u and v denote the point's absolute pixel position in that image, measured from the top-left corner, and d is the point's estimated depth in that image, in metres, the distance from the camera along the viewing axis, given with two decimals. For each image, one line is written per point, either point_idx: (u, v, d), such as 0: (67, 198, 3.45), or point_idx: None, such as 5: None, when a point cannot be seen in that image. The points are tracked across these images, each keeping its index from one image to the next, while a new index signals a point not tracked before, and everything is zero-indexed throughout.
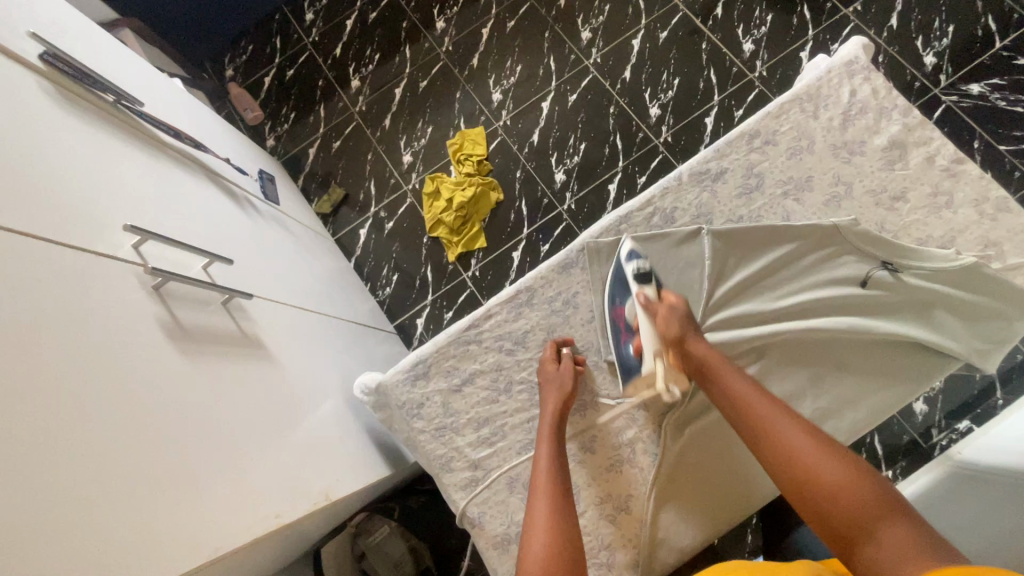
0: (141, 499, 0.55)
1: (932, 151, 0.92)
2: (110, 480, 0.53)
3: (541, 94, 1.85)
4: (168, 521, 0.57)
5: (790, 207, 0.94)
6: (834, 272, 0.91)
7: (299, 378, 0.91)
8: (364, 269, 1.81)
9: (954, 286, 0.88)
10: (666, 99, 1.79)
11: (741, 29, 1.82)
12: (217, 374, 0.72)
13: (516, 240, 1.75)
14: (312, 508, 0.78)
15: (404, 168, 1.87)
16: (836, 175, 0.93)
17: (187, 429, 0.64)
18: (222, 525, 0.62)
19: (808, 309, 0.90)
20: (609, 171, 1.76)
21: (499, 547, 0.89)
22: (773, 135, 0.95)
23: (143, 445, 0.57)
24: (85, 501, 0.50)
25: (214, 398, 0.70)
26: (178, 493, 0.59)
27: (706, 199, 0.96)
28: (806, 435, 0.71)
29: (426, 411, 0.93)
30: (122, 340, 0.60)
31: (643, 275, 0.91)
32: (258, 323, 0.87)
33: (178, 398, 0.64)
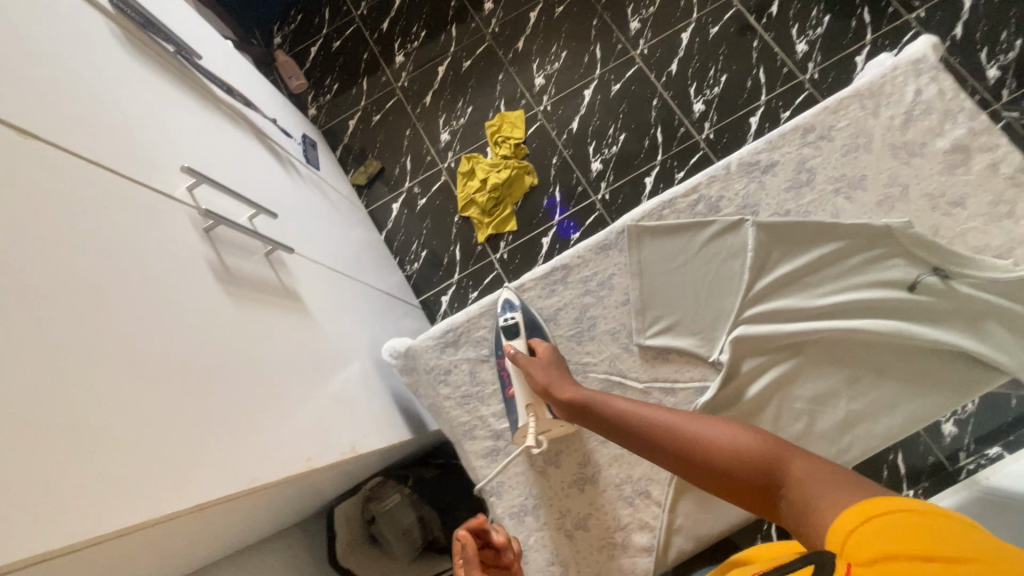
0: (184, 426, 0.57)
1: (997, 157, 0.88)
2: (153, 402, 0.54)
3: (585, 81, 1.84)
4: (206, 451, 0.58)
5: (840, 205, 0.91)
6: (884, 274, 0.88)
7: (332, 336, 0.92)
8: (394, 243, 1.83)
9: (1009, 297, 0.85)
10: (711, 95, 1.76)
11: (796, 29, 1.77)
12: (256, 320, 0.73)
13: (547, 226, 1.74)
14: (337, 459, 0.79)
15: (441, 146, 1.88)
16: (892, 176, 0.91)
17: (226, 366, 0.65)
18: (254, 463, 0.64)
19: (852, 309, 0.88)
20: (647, 164, 1.74)
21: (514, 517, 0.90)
22: (829, 131, 0.93)
23: (185, 374, 0.59)
24: (129, 421, 0.51)
25: (252, 341, 0.71)
26: (213, 424, 0.60)
27: (753, 191, 0.94)
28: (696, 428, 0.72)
29: (452, 378, 0.94)
30: (174, 274, 0.62)
31: (512, 328, 0.92)
32: (297, 278, 0.89)
33: (221, 336, 0.66)
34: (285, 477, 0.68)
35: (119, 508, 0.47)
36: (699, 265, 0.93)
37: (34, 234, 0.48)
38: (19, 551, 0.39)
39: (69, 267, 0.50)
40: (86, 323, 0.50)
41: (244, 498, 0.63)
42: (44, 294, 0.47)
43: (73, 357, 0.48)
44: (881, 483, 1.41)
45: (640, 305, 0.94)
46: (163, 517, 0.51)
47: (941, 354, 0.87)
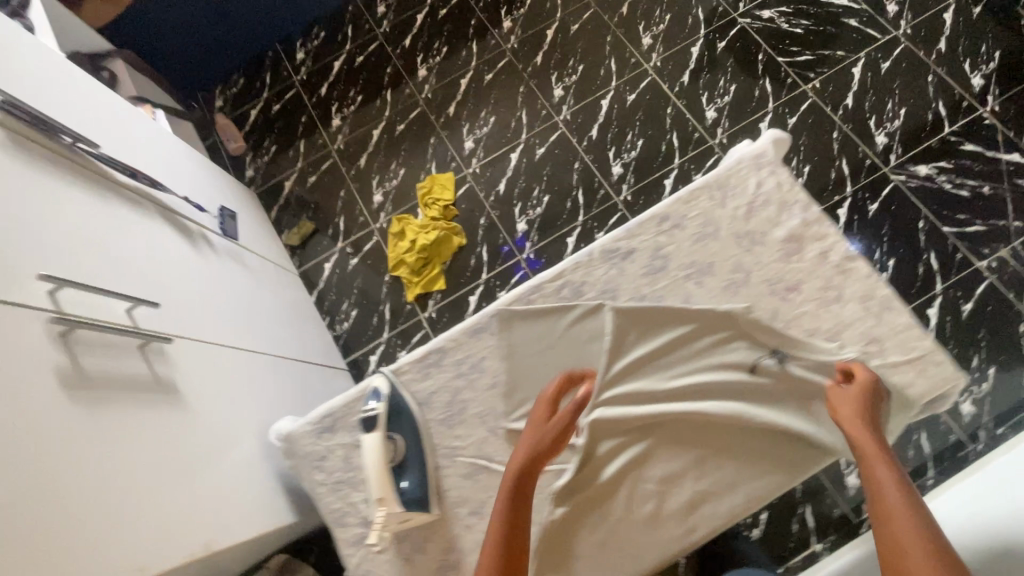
0: None
1: (827, 246, 0.94)
2: None
3: (511, 145, 1.92)
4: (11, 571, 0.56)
5: (690, 290, 0.97)
6: (725, 357, 0.96)
7: (211, 424, 0.93)
8: (325, 302, 1.85)
9: (829, 379, 0.94)
10: (629, 159, 1.86)
11: (705, 96, 1.90)
12: (103, 420, 0.73)
13: (474, 284, 1.79)
14: (187, 560, 0.76)
15: (373, 207, 1.93)
16: (736, 263, 0.96)
17: (55, 474, 0.64)
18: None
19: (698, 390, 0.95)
20: (569, 224, 1.81)
21: None
22: (682, 220, 0.98)
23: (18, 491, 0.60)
24: None
25: (96, 443, 0.70)
26: (47, 540, 0.61)
27: (613, 277, 0.98)
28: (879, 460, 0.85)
29: (328, 464, 0.95)
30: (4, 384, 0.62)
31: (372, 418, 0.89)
32: (177, 367, 0.90)
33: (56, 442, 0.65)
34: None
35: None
36: (563, 348, 0.98)
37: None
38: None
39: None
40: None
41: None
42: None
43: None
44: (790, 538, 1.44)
45: (509, 387, 0.97)
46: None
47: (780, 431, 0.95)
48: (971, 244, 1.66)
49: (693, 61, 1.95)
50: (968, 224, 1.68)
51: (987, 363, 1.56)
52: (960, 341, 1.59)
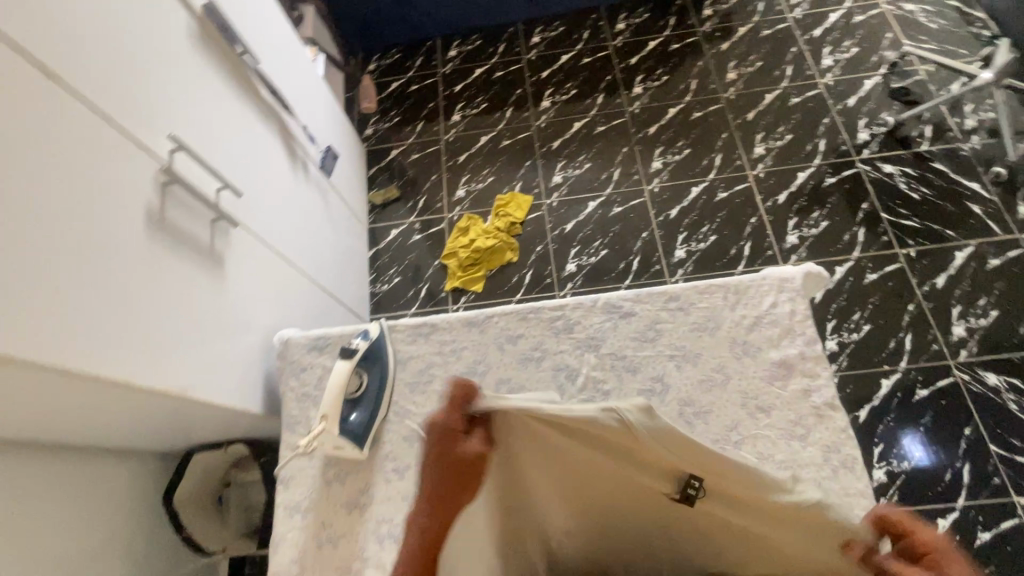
0: (45, 291, 0.68)
1: (813, 385, 0.89)
2: (39, 265, 0.68)
3: (594, 194, 2.03)
4: (52, 317, 0.68)
5: (668, 369, 0.93)
6: (629, 431, 0.72)
7: (236, 305, 1.08)
8: (378, 260, 2.03)
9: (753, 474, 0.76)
10: (695, 248, 1.90)
11: (793, 221, 1.91)
12: (158, 253, 0.88)
13: (507, 300, 1.89)
14: (168, 391, 0.86)
15: (454, 199, 2.10)
16: (720, 364, 0.92)
17: (108, 268, 0.78)
18: (82, 349, 0.72)
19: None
20: (614, 283, 1.88)
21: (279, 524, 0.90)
22: (689, 304, 0.97)
23: (89, 271, 0.75)
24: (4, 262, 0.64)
25: (143, 266, 0.85)
26: (93, 318, 0.74)
27: (605, 329, 0.97)
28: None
29: (304, 376, 1.01)
30: (105, 189, 0.79)
31: (350, 350, 0.91)
32: (230, 248, 1.07)
33: (120, 248, 0.80)
34: (133, 387, 0.79)
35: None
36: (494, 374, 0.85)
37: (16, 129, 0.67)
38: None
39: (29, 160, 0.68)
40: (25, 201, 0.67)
41: (91, 386, 0.75)
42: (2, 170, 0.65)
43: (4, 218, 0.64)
44: None
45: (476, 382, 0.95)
46: (16, 363, 0.63)
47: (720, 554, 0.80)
48: (1015, 473, 1.52)
49: (796, 184, 1.97)
50: (1020, 452, 1.54)
51: None
52: None
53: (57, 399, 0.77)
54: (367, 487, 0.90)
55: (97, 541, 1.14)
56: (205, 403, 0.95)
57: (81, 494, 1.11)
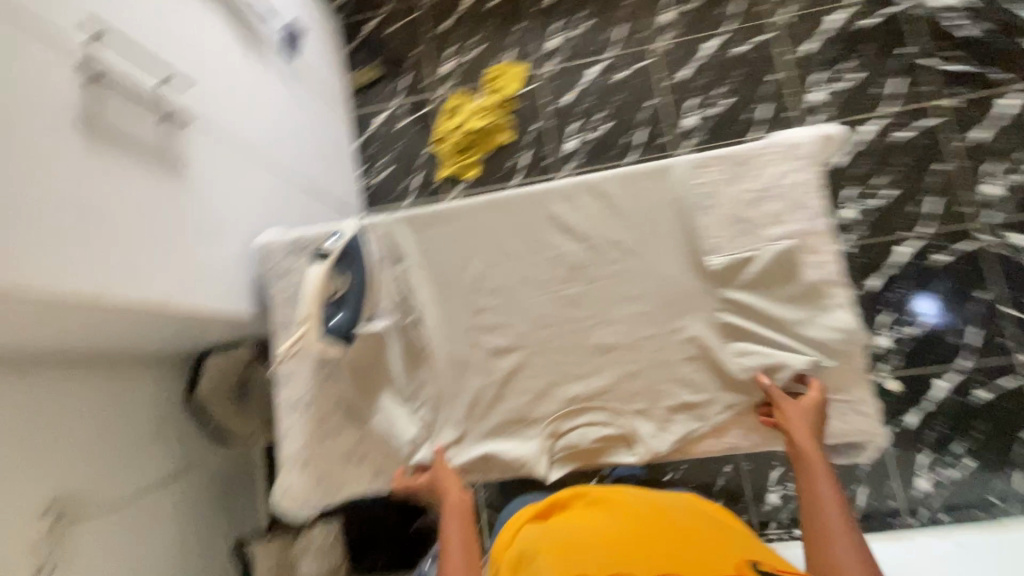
0: None
1: (815, 262, 0.82)
2: None
3: (593, 59, 1.81)
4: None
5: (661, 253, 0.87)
6: None
7: (209, 211, 1.03)
8: (366, 151, 1.91)
9: None
10: (706, 115, 1.72)
11: (820, 75, 1.68)
12: (104, 165, 0.82)
13: (503, 185, 1.79)
14: (149, 304, 0.85)
15: (440, 76, 1.90)
16: (715, 246, 0.85)
17: (48, 185, 0.73)
18: (39, 270, 0.70)
19: (634, 355, 0.84)
20: (617, 159, 1.75)
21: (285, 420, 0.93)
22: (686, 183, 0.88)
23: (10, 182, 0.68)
24: None
25: (92, 180, 0.80)
26: (48, 239, 0.72)
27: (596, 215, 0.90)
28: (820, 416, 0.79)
29: (287, 280, 0.98)
30: (19, 97, 0.72)
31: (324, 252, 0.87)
32: (189, 150, 0.99)
33: (56, 164, 0.75)
34: (101, 301, 0.77)
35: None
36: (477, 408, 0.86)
37: None
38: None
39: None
40: None
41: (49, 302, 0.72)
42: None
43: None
44: None
45: (460, 283, 0.91)
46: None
47: (707, 437, 0.82)
48: None
49: (828, 29, 1.70)
50: None
51: (968, 452, 1.45)
52: (955, 422, 1.47)
53: (33, 316, 0.77)
54: (360, 385, 0.91)
55: (128, 435, 1.24)
56: (193, 311, 0.94)
57: (98, 398, 1.19)
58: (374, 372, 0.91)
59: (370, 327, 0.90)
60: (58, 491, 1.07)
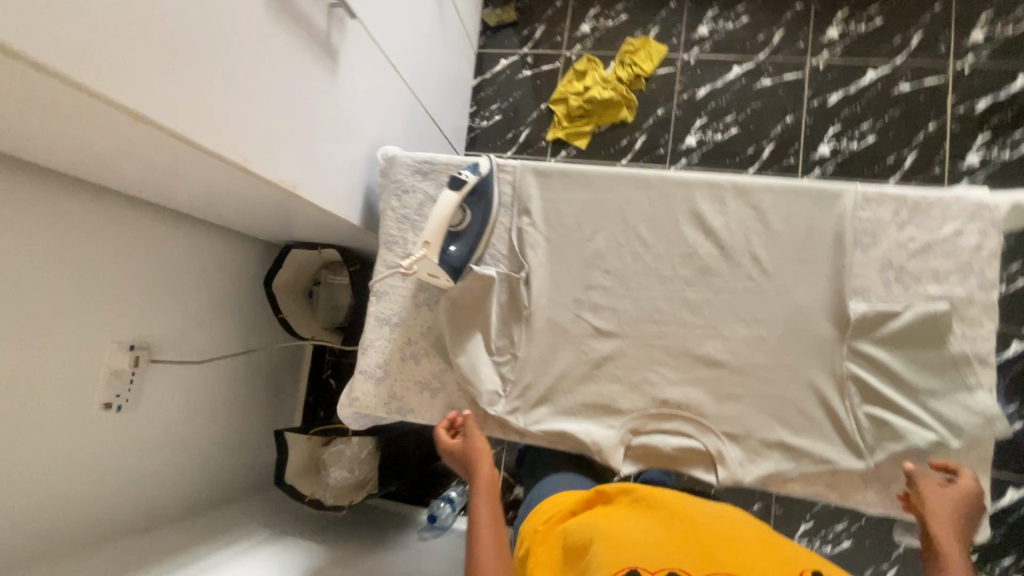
0: (164, 55, 0.65)
1: (968, 334, 0.76)
2: (158, 27, 0.64)
3: (741, 58, 1.70)
4: (170, 85, 0.66)
5: (801, 279, 0.81)
6: None
7: (345, 109, 1.02)
8: (481, 92, 1.87)
9: None
10: (844, 147, 1.61)
11: (983, 138, 1.54)
12: (274, 36, 0.81)
13: (609, 163, 1.74)
14: (275, 182, 0.86)
15: (576, 34, 1.82)
16: (861, 287, 0.80)
17: (224, 41, 0.73)
18: (196, 123, 0.70)
19: (741, 374, 0.81)
20: (735, 168, 1.66)
21: (371, 333, 0.94)
22: (849, 213, 0.81)
23: (196, 27, 0.69)
24: (124, 18, 0.60)
25: (261, 47, 0.79)
26: (211, 95, 0.72)
27: (741, 221, 0.85)
28: (969, 506, 0.70)
29: (405, 198, 0.96)
30: None
31: (457, 181, 0.86)
32: (346, 43, 0.98)
33: (236, 22, 0.74)
34: (239, 166, 0.79)
35: (85, 70, 0.57)
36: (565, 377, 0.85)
37: None
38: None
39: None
40: None
41: (197, 153, 0.74)
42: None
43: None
44: None
45: (579, 251, 0.88)
46: (114, 103, 0.61)
47: (794, 479, 0.78)
48: None
49: (1009, 91, 1.55)
50: None
51: None
52: None
53: (173, 162, 0.79)
54: (454, 323, 0.89)
55: (206, 302, 1.28)
56: (308, 201, 0.95)
57: (190, 260, 1.22)
58: (470, 315, 0.89)
59: (480, 269, 0.89)
60: (141, 334, 1.12)
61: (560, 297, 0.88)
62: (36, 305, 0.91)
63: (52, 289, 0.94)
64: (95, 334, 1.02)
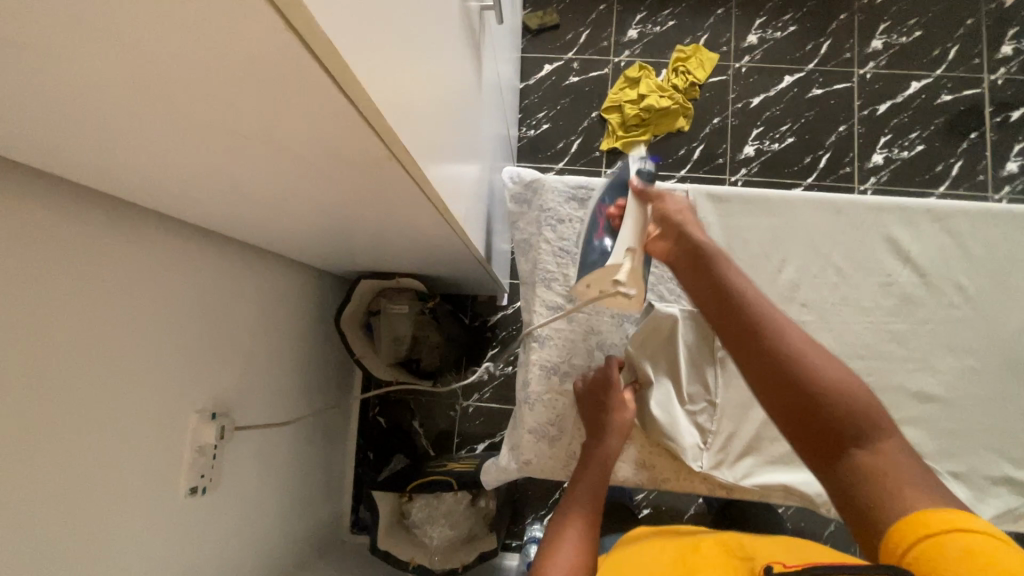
0: (413, 79, 0.51)
1: None
2: (412, 43, 0.50)
3: (792, 67, 1.70)
4: (415, 115, 0.53)
5: (1007, 306, 0.79)
6: None
7: (477, 125, 0.88)
8: (525, 99, 1.76)
9: None
10: (896, 156, 1.65)
11: (1019, 146, 1.63)
12: (458, 47, 0.68)
13: (669, 174, 1.68)
14: (450, 220, 0.72)
15: (624, 40, 1.76)
16: None
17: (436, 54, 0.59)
18: (426, 163, 0.57)
19: (956, 409, 0.77)
20: (794, 178, 1.66)
21: (540, 384, 0.82)
22: None
23: (424, 37, 0.54)
24: (400, 32, 0.46)
25: (451, 62, 0.66)
26: (429, 124, 0.59)
27: (939, 246, 0.81)
28: (725, 262, 0.66)
29: (562, 229, 0.86)
30: None
31: (646, 174, 0.74)
32: (485, 50, 0.85)
33: (442, 32, 0.60)
34: (436, 206, 0.64)
35: (388, 107, 0.42)
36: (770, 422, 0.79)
37: None
38: (336, 37, 0.32)
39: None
40: None
41: (401, 192, 0.59)
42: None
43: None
44: None
45: (770, 283, 0.82)
46: (388, 147, 0.45)
47: (1021, 515, 0.75)
48: None
49: None
50: None
51: None
52: None
53: (349, 203, 0.63)
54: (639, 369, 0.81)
55: (275, 347, 1.10)
56: (454, 234, 0.82)
57: (261, 301, 1.04)
58: (656, 359, 0.81)
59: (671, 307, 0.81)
60: (219, 398, 0.93)
61: None
62: (121, 381, 0.72)
63: (136, 358, 0.74)
64: (177, 405, 0.83)
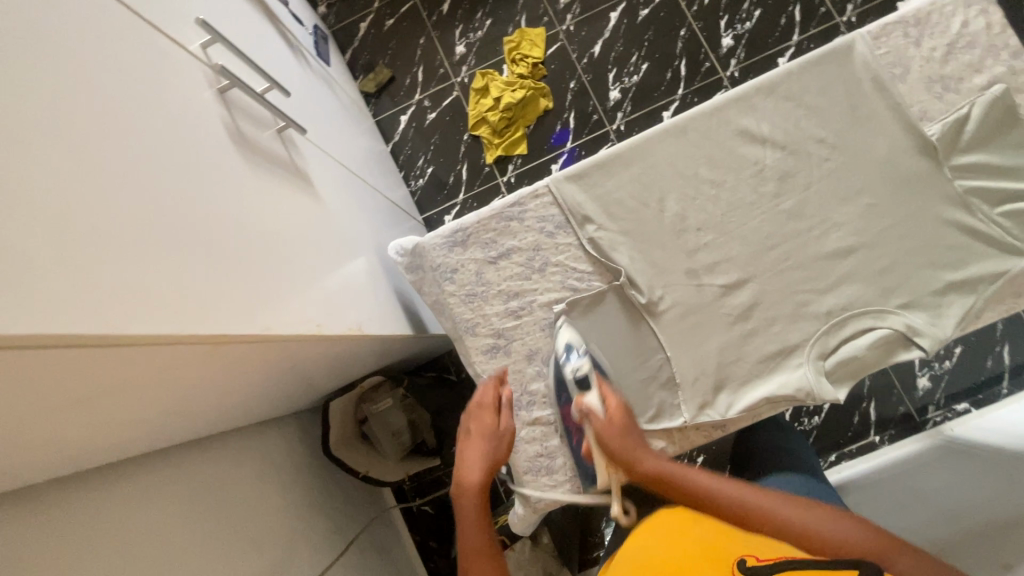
0: (205, 261, 0.52)
1: None
2: (184, 236, 0.51)
3: (611, 3, 1.74)
4: (228, 287, 0.54)
5: (873, 135, 0.80)
6: None
7: (340, 225, 0.90)
8: (400, 156, 1.78)
9: None
10: (741, 31, 1.68)
11: None
12: (263, 184, 0.69)
13: (557, 152, 1.71)
14: (347, 333, 0.74)
15: (455, 59, 1.79)
16: (920, 111, 0.81)
17: (232, 213, 0.60)
18: (270, 315, 0.58)
19: (877, 248, 0.79)
20: (666, 97, 1.69)
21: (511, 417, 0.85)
22: (874, 58, 0.81)
23: (199, 211, 0.54)
24: (155, 244, 0.47)
25: (262, 204, 0.67)
26: (260, 277, 0.60)
27: (785, 115, 0.82)
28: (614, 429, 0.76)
29: (459, 277, 0.87)
30: (184, 113, 0.58)
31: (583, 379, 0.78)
32: (306, 159, 0.87)
33: (233, 189, 0.62)
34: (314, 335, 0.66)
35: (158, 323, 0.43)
36: (725, 346, 0.81)
37: (54, 48, 0.45)
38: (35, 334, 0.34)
39: (61, 65, 0.45)
40: (118, 149, 0.47)
41: (268, 348, 0.60)
42: (42, 85, 0.42)
43: (72, 152, 0.42)
44: (850, 425, 1.42)
45: (663, 226, 0.83)
46: (186, 341, 0.47)
47: (984, 308, 0.77)
48: None
49: None
50: None
51: None
52: None
53: (244, 375, 0.65)
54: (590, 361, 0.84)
55: (286, 506, 1.10)
56: (368, 335, 0.83)
57: (250, 476, 1.04)
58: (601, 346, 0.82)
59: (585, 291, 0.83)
60: None
61: (672, 279, 0.83)
62: None
63: None
64: None
